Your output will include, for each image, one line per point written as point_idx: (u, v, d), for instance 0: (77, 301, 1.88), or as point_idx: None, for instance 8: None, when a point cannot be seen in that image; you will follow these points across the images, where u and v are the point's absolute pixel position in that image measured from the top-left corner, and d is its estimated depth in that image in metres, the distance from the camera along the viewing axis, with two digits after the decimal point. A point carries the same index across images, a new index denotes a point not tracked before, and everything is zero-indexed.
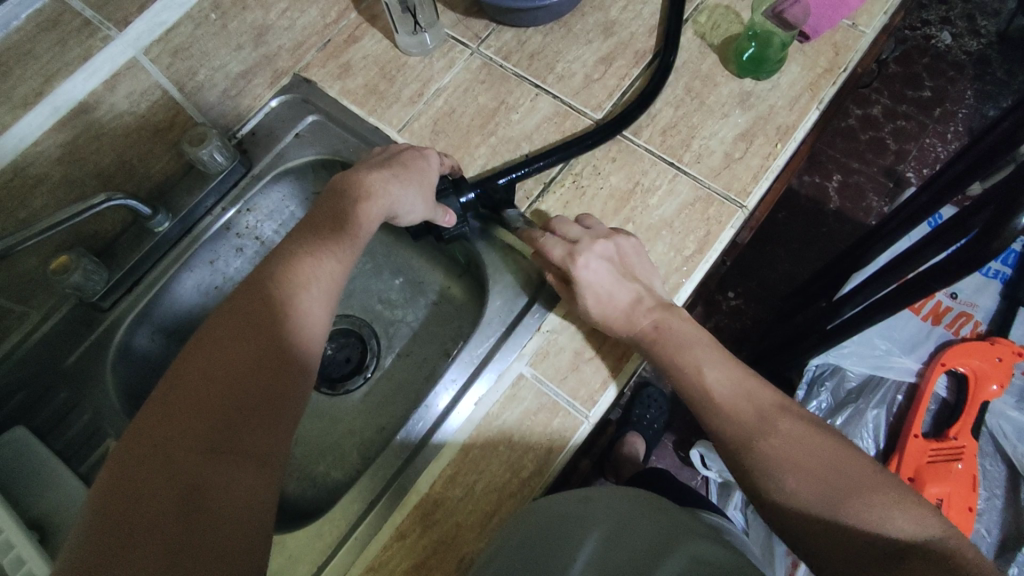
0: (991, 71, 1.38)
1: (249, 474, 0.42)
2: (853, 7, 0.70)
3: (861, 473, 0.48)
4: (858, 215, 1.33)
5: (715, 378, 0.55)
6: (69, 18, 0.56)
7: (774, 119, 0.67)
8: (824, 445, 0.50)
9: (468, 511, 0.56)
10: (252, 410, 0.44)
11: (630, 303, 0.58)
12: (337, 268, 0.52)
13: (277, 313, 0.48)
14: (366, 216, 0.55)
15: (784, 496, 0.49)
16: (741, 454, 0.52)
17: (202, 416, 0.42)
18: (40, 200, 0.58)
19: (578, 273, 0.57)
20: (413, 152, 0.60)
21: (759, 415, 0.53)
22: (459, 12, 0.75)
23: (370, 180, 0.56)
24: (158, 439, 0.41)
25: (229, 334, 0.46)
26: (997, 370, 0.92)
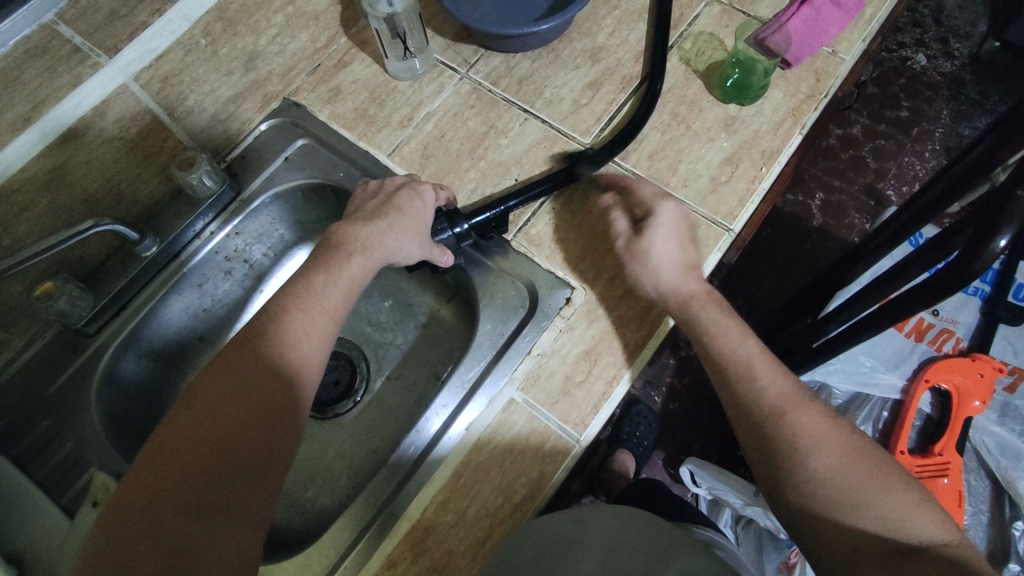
0: (965, 92, 1.42)
1: (238, 530, 0.42)
2: (833, 35, 0.72)
3: (882, 470, 0.49)
4: (840, 232, 1.35)
5: (763, 371, 0.55)
6: (58, 44, 0.56)
7: (758, 143, 0.68)
8: (849, 438, 0.51)
9: (460, 537, 0.55)
10: (239, 469, 0.44)
11: (684, 258, 0.61)
12: (328, 319, 0.52)
13: (270, 368, 0.47)
14: (359, 268, 0.55)
15: (805, 475, 0.49)
16: (765, 423, 0.53)
17: (190, 476, 0.42)
18: (25, 226, 0.58)
19: (661, 208, 0.62)
20: (408, 192, 0.61)
21: (784, 398, 0.53)
22: (448, 37, 0.76)
23: (364, 232, 0.57)
24: (143, 503, 0.40)
25: (221, 391, 0.45)
26: (979, 387, 0.93)
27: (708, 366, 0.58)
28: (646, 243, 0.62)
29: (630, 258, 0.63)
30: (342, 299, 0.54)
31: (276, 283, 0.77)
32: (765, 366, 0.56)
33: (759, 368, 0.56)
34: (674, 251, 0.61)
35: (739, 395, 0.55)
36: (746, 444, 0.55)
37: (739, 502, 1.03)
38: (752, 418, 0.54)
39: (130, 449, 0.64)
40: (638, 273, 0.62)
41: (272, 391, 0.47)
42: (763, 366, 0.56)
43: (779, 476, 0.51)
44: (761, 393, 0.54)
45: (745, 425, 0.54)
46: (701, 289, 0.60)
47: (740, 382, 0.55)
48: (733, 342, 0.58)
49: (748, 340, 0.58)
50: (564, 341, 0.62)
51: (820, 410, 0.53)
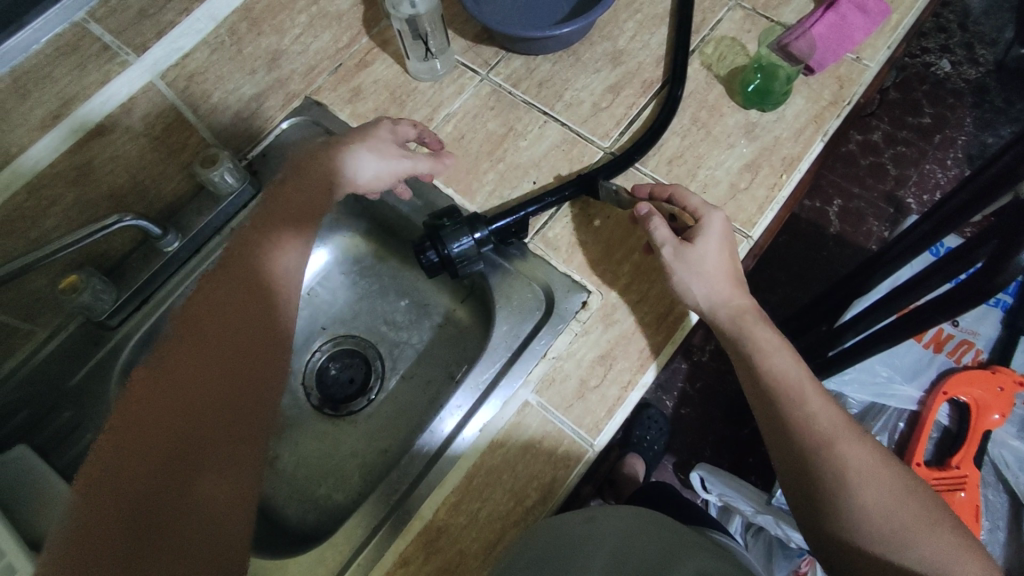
0: (989, 99, 1.40)
1: (209, 480, 0.47)
2: (857, 41, 0.71)
3: (928, 511, 0.51)
4: (859, 239, 1.33)
5: (813, 398, 0.56)
6: (88, 42, 0.59)
7: (779, 150, 0.68)
8: (896, 475, 0.53)
9: (472, 539, 0.55)
10: (214, 421, 0.49)
11: (733, 270, 0.60)
12: (289, 255, 0.58)
13: (237, 332, 0.53)
14: (316, 194, 0.61)
15: (857, 507, 0.51)
16: (818, 451, 0.53)
17: (164, 427, 0.47)
18: (52, 220, 0.58)
19: (712, 220, 0.60)
20: (368, 125, 0.65)
21: (834, 427, 0.54)
22: (470, 38, 0.76)
23: (317, 159, 0.62)
24: (121, 451, 0.46)
25: (192, 353, 0.51)
26: (999, 400, 0.92)
27: (754, 386, 0.58)
28: (698, 251, 0.59)
29: (678, 267, 0.60)
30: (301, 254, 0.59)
31: None
32: (816, 393, 0.56)
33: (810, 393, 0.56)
34: (722, 263, 0.60)
35: (787, 419, 0.55)
36: (786, 464, 0.55)
37: (749, 510, 1.02)
38: (803, 443, 0.54)
39: None
40: (688, 282, 0.60)
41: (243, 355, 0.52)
42: (814, 392, 0.56)
43: (825, 506, 0.53)
44: (810, 422, 0.55)
45: (790, 448, 0.55)
46: (752, 304, 0.60)
47: (790, 404, 0.56)
48: (783, 363, 0.58)
49: (795, 359, 0.58)
50: (580, 345, 0.62)
51: (868, 444, 0.54)
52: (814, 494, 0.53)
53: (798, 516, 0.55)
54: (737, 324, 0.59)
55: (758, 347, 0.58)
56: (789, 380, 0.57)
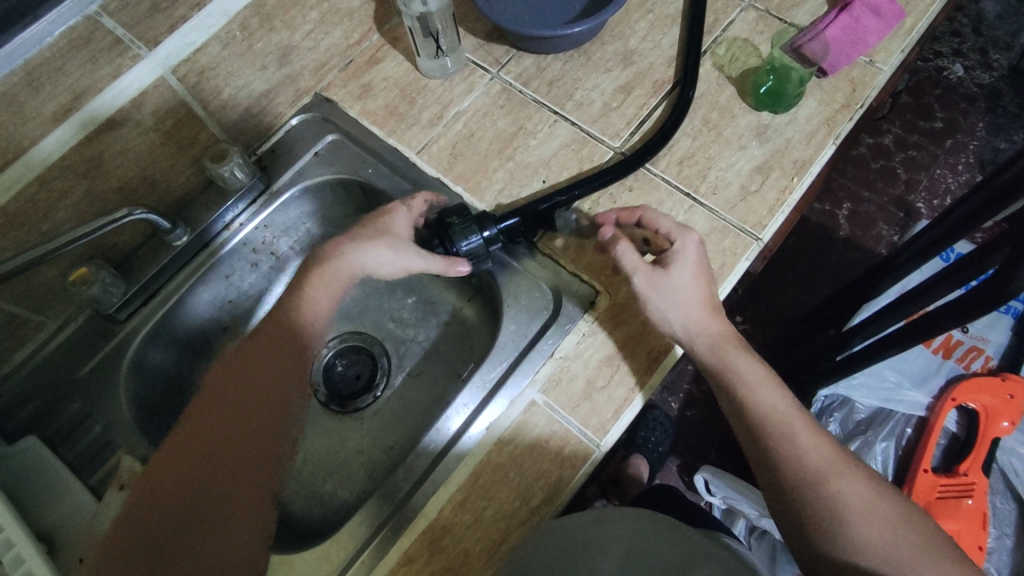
0: (1002, 104, 1.39)
1: (230, 523, 0.52)
2: (871, 44, 0.71)
3: (924, 540, 0.52)
4: (867, 243, 1.33)
5: (801, 435, 0.56)
6: (100, 36, 0.60)
7: (791, 152, 0.67)
8: (890, 505, 0.54)
9: (477, 538, 0.55)
10: (245, 463, 0.54)
11: (707, 295, 0.59)
12: (321, 315, 0.60)
13: (270, 380, 0.57)
14: (330, 275, 0.59)
15: (854, 543, 0.51)
16: (811, 488, 0.54)
17: (193, 475, 0.52)
18: (63, 213, 0.59)
19: (683, 246, 0.59)
20: (380, 211, 0.62)
21: (825, 462, 0.55)
22: (481, 36, 0.76)
23: (331, 245, 0.60)
24: (154, 497, 0.51)
25: (219, 402, 0.55)
26: (1009, 408, 0.91)
27: (743, 422, 0.58)
28: (673, 279, 0.59)
29: (653, 296, 0.59)
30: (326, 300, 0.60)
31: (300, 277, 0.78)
32: (804, 428, 0.57)
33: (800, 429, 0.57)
34: (698, 290, 0.59)
35: (778, 458, 0.56)
36: (778, 503, 0.56)
37: (754, 513, 1.02)
38: (795, 480, 0.54)
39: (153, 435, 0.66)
40: (664, 312, 0.59)
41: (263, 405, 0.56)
42: (802, 425, 0.57)
43: (825, 543, 0.52)
44: (802, 458, 0.55)
45: (779, 486, 0.55)
46: (725, 329, 0.60)
47: (780, 441, 0.56)
48: (771, 396, 0.58)
49: (783, 393, 0.58)
50: (587, 345, 0.61)
51: (861, 476, 0.55)
52: (808, 535, 0.53)
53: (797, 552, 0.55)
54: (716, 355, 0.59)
55: (742, 380, 0.58)
56: (778, 417, 0.57)
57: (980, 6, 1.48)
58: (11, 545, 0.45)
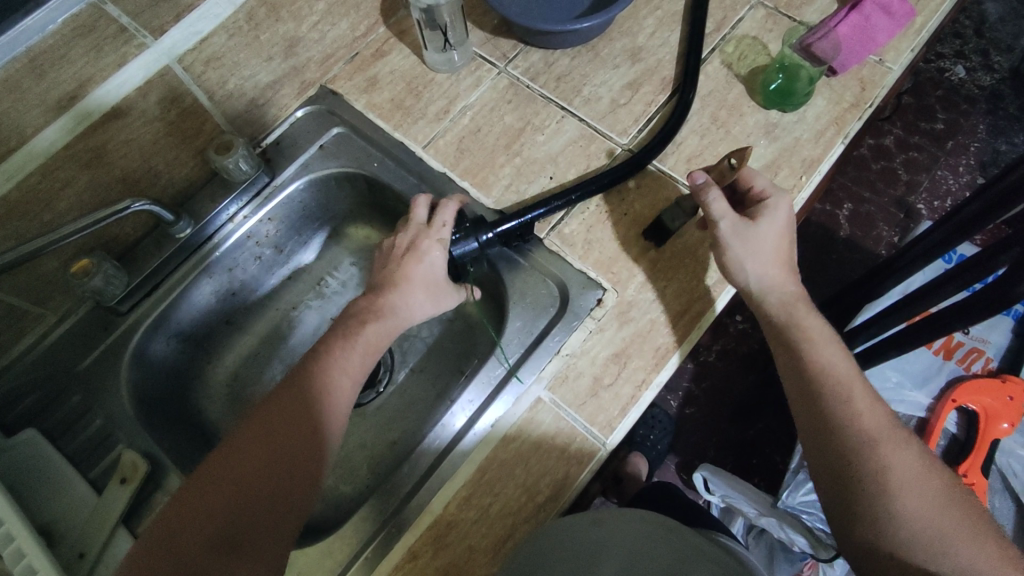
0: (1004, 106, 1.39)
1: (254, 570, 0.46)
2: (881, 43, 0.70)
3: (971, 523, 0.49)
4: (868, 244, 1.33)
5: (862, 400, 0.54)
6: (105, 23, 0.59)
7: (799, 151, 0.67)
8: (940, 485, 0.51)
9: (482, 535, 0.55)
10: (261, 502, 0.48)
11: (786, 255, 0.61)
12: (362, 357, 0.56)
13: (298, 414, 0.51)
14: (375, 338, 0.56)
15: (896, 510, 0.49)
16: (860, 450, 0.52)
17: (218, 515, 0.47)
18: (66, 203, 0.58)
19: (778, 203, 0.60)
20: (413, 255, 0.60)
21: (880, 429, 0.53)
22: (488, 30, 0.75)
23: (381, 301, 0.58)
24: (176, 540, 0.46)
25: (248, 438, 0.50)
26: (1008, 409, 0.92)
27: (799, 381, 0.57)
28: (759, 232, 0.59)
29: (736, 241, 0.59)
30: (361, 362, 0.55)
31: (304, 268, 0.78)
32: (864, 394, 0.55)
33: (857, 393, 0.55)
34: (777, 245, 0.60)
35: (830, 416, 0.54)
36: (822, 461, 0.54)
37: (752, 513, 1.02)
38: (845, 441, 0.53)
39: (157, 428, 0.64)
40: (742, 259, 0.59)
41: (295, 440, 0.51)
42: (862, 391, 0.55)
43: (859, 506, 0.51)
44: (855, 420, 0.53)
45: (828, 443, 0.54)
46: (798, 291, 0.61)
47: (834, 400, 0.55)
48: (832, 358, 0.57)
49: (846, 359, 0.57)
50: (594, 342, 0.61)
51: (914, 447, 0.52)
52: (849, 494, 0.52)
53: (832, 514, 0.53)
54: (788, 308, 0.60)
55: (810, 335, 0.58)
56: (836, 378, 0.56)
57: (982, 7, 1.48)
58: (13, 538, 0.45)
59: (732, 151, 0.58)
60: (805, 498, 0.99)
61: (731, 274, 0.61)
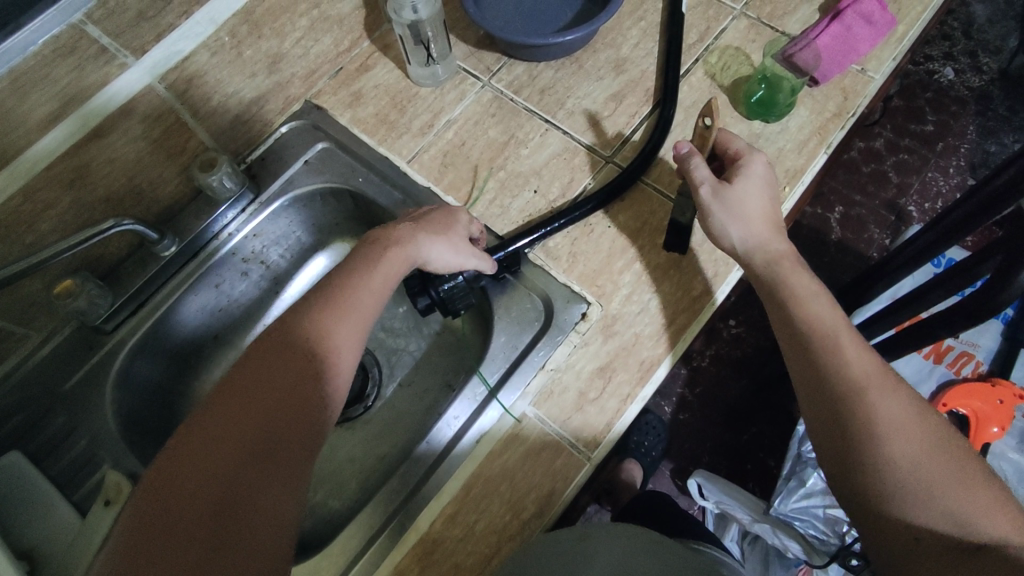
0: (992, 107, 1.40)
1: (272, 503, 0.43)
2: (862, 52, 0.71)
3: (964, 468, 0.47)
4: (859, 246, 1.33)
5: (849, 349, 0.54)
6: (86, 44, 0.56)
7: (782, 162, 0.67)
8: (932, 430, 0.49)
9: (468, 552, 0.55)
10: (278, 431, 0.45)
11: (770, 214, 0.60)
12: (379, 287, 0.56)
13: (312, 347, 0.50)
14: (393, 261, 0.57)
15: (883, 455, 0.48)
16: (846, 397, 0.51)
17: (228, 448, 0.43)
18: (47, 225, 0.58)
19: (755, 161, 0.61)
20: (445, 210, 0.62)
21: (866, 374, 0.52)
22: (472, 44, 0.75)
23: (397, 230, 0.59)
24: (178, 468, 0.42)
25: (262, 366, 0.48)
26: (998, 413, 0.92)
27: (788, 333, 0.57)
28: (739, 193, 0.60)
29: (717, 205, 0.59)
30: (371, 296, 0.55)
31: (292, 284, 0.78)
32: (853, 343, 0.54)
33: (845, 342, 0.54)
34: (760, 205, 0.60)
35: (819, 366, 0.53)
36: (813, 413, 0.54)
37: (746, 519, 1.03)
38: (831, 392, 0.52)
39: (142, 447, 0.65)
40: (725, 223, 0.60)
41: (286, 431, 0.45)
42: (849, 340, 0.54)
43: (850, 453, 0.50)
44: (841, 368, 0.52)
45: (817, 393, 0.53)
46: (789, 249, 0.60)
47: (821, 351, 0.54)
48: (820, 310, 0.56)
49: (832, 310, 0.57)
50: (578, 357, 0.61)
51: (903, 392, 0.51)
52: (837, 440, 0.51)
53: (826, 463, 0.52)
54: (779, 267, 0.59)
55: (797, 295, 0.57)
56: (822, 328, 0.55)
57: (970, 8, 1.49)
58: None
59: (701, 111, 0.60)
60: (799, 505, 0.98)
61: (717, 239, 0.61)
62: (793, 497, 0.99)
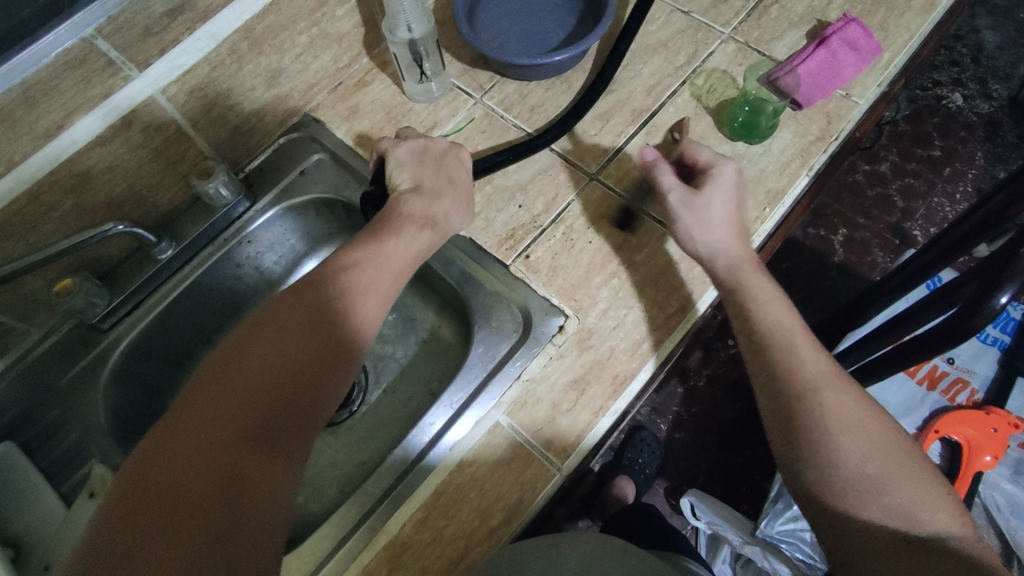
0: (1001, 134, 1.39)
1: (277, 482, 0.44)
2: (847, 78, 0.72)
3: (912, 465, 0.49)
4: (863, 269, 1.32)
5: (806, 351, 0.54)
6: (94, 57, 0.59)
7: (763, 183, 0.68)
8: (881, 426, 0.51)
9: (435, 556, 0.56)
10: (284, 412, 0.46)
11: (735, 220, 0.62)
12: (408, 256, 0.58)
13: (324, 330, 0.50)
14: (417, 241, 0.59)
15: (836, 455, 0.49)
16: (803, 400, 0.51)
17: (237, 425, 0.44)
18: (50, 226, 0.62)
19: (721, 170, 0.63)
20: (454, 159, 0.65)
21: (820, 376, 0.53)
22: (466, 62, 0.78)
23: (432, 211, 0.61)
24: (190, 446, 0.42)
25: (270, 345, 0.48)
26: (991, 442, 0.91)
27: (749, 336, 0.57)
28: (704, 199, 0.61)
29: (682, 213, 0.62)
30: (404, 265, 0.57)
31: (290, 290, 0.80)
32: (809, 344, 0.55)
33: (801, 344, 0.55)
34: (726, 212, 0.62)
35: (774, 366, 0.54)
36: (769, 414, 0.54)
37: (738, 540, 1.00)
38: (787, 395, 0.52)
39: (129, 443, 0.67)
40: (689, 228, 0.61)
41: (287, 417, 0.46)
42: (805, 343, 0.55)
43: (806, 453, 0.51)
44: (797, 370, 0.53)
45: (771, 397, 0.53)
46: (749, 254, 0.61)
47: (779, 351, 0.54)
48: (778, 313, 0.57)
49: (792, 314, 0.57)
50: (553, 368, 0.62)
51: (856, 392, 0.52)
52: (789, 440, 0.52)
53: (782, 463, 0.53)
54: (745, 269, 0.60)
55: (756, 296, 0.58)
56: (780, 330, 0.56)
57: (980, 36, 1.49)
58: None
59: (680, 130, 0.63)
60: (785, 527, 0.99)
61: (683, 244, 0.63)
62: (779, 520, 1.00)
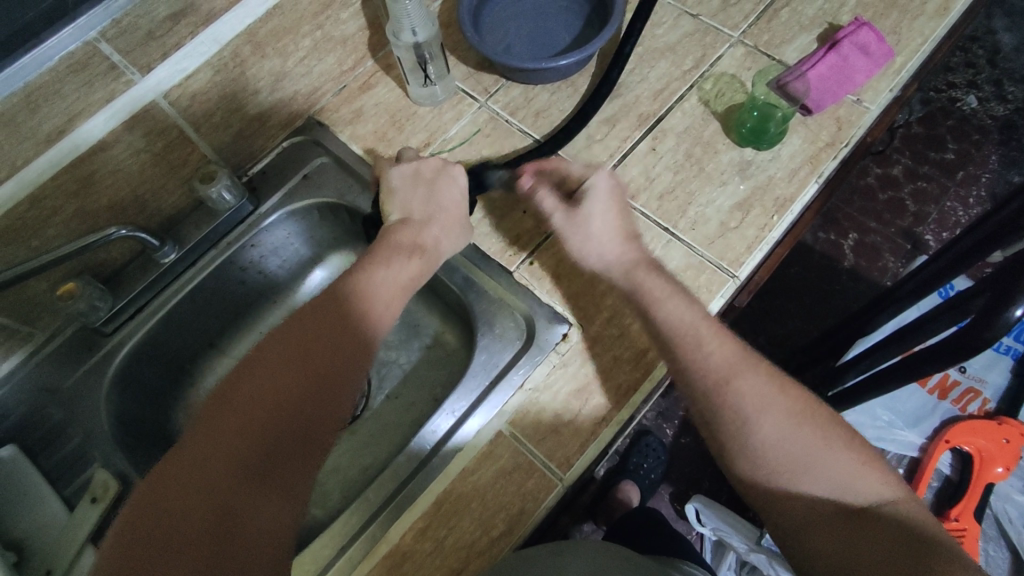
0: (1016, 137, 1.37)
1: (282, 499, 0.45)
2: (859, 83, 0.70)
3: (830, 432, 0.50)
4: (873, 274, 1.30)
5: (709, 344, 0.54)
6: (98, 61, 0.60)
7: (772, 190, 0.67)
8: (793, 398, 0.51)
9: (436, 566, 0.56)
10: (288, 429, 0.47)
11: (626, 228, 0.61)
12: (404, 277, 0.57)
13: (330, 346, 0.50)
14: (408, 269, 0.58)
15: (754, 441, 0.50)
16: (712, 395, 0.53)
17: (241, 442, 0.45)
18: (53, 230, 0.61)
19: (591, 182, 0.62)
20: (446, 182, 0.63)
21: (726, 365, 0.53)
22: (471, 65, 0.77)
23: (421, 236, 0.60)
24: (197, 464, 0.43)
25: (276, 363, 0.49)
26: (1002, 453, 0.89)
27: (655, 336, 0.57)
28: (584, 213, 0.61)
29: (569, 232, 0.62)
30: (394, 294, 0.56)
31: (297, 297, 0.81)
32: (714, 333, 0.55)
33: (704, 333, 0.55)
34: (616, 223, 0.61)
35: (680, 360, 0.55)
36: (693, 408, 0.55)
37: (743, 547, 1.00)
38: (698, 391, 0.53)
39: (132, 446, 0.66)
40: (579, 248, 0.61)
41: (292, 433, 0.47)
42: (710, 333, 0.55)
43: (730, 445, 0.52)
44: (700, 366, 0.54)
45: (688, 394, 0.55)
46: (643, 256, 0.60)
47: (682, 347, 0.55)
48: (675, 308, 0.56)
49: (691, 305, 0.56)
50: (558, 376, 0.62)
51: (764, 372, 0.53)
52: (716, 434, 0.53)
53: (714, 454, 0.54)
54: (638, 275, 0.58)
55: (653, 297, 0.57)
56: (681, 324, 0.55)
57: (996, 37, 1.46)
58: None
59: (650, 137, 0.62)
60: None
61: (580, 262, 0.62)
62: None
